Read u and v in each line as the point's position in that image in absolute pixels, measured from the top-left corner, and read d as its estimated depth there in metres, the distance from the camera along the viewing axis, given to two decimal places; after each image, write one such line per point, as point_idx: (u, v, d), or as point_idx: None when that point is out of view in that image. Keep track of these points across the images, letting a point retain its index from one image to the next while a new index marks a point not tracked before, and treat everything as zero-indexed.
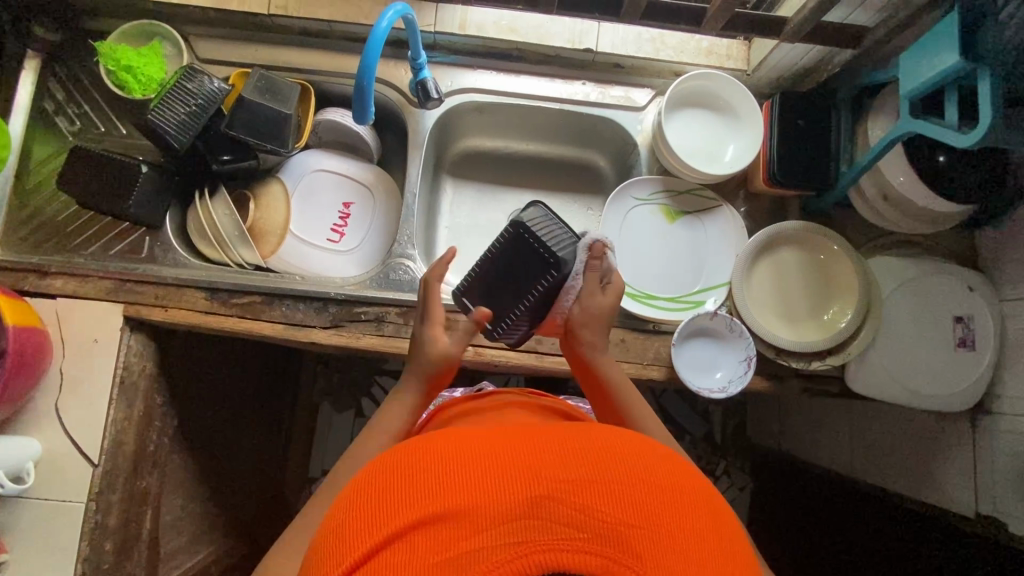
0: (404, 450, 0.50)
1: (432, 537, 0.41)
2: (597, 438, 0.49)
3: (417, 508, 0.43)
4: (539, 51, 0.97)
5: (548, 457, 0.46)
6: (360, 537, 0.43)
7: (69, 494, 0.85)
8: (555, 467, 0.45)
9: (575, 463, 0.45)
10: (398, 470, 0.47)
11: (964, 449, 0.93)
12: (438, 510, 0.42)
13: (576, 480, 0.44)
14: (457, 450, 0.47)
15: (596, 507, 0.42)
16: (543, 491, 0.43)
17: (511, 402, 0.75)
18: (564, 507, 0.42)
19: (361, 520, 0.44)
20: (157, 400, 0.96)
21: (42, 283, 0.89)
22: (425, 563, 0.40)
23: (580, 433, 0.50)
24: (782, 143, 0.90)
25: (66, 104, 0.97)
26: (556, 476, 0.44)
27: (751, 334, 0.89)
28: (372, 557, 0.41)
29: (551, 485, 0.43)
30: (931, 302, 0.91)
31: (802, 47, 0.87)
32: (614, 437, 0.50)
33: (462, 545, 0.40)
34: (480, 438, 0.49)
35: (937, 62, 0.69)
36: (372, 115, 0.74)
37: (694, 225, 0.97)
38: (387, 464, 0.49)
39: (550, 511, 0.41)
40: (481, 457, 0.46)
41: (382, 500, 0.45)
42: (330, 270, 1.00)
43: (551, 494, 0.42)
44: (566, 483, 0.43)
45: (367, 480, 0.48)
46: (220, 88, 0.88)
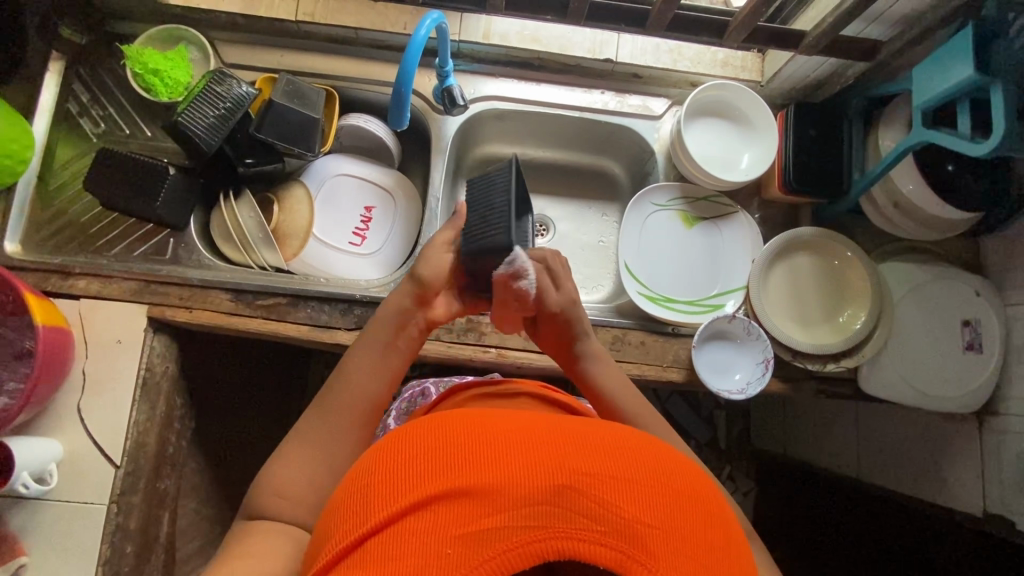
0: (427, 423, 0.50)
1: (453, 511, 0.41)
2: (620, 436, 0.49)
3: (440, 481, 0.43)
4: (560, 61, 1.00)
5: (574, 447, 0.45)
6: (381, 502, 0.43)
7: (92, 496, 0.84)
8: (579, 458, 0.44)
9: (597, 457, 0.45)
10: (422, 442, 0.47)
11: (972, 450, 0.96)
12: (462, 486, 0.42)
13: (598, 473, 0.43)
14: (482, 429, 0.47)
15: (616, 503, 0.41)
16: (566, 479, 0.42)
17: (528, 392, 0.73)
18: (586, 498, 0.41)
19: (383, 488, 0.44)
20: (177, 402, 0.96)
21: (65, 284, 0.89)
22: (444, 536, 0.40)
23: (604, 430, 0.50)
24: (797, 152, 0.93)
25: (91, 105, 0.97)
26: (581, 467, 0.43)
27: (769, 336, 0.91)
28: (392, 523, 0.41)
29: (575, 474, 0.43)
30: (940, 306, 0.94)
31: (816, 60, 0.90)
32: (637, 437, 0.50)
33: (483, 522, 0.40)
34: (509, 422, 0.49)
35: (950, 76, 0.72)
36: (407, 120, 0.76)
37: (711, 231, 0.99)
38: (410, 435, 0.49)
39: (572, 501, 0.41)
40: (506, 439, 0.46)
41: (405, 469, 0.45)
42: (353, 272, 1.01)
43: (574, 483, 0.42)
44: (588, 474, 0.43)
45: (389, 449, 0.48)
46: (248, 92, 0.89)
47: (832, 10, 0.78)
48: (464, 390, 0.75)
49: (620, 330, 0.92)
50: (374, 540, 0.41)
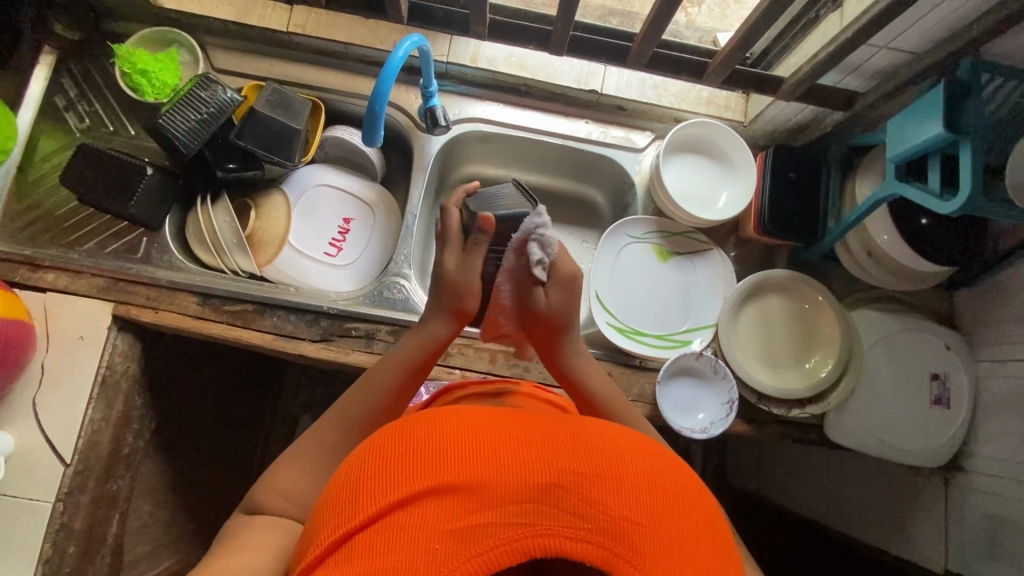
0: (413, 415, 0.48)
1: (441, 507, 0.40)
2: (607, 433, 0.48)
3: (427, 477, 0.42)
4: (546, 88, 1.01)
5: (561, 444, 0.45)
6: (367, 498, 0.41)
7: (38, 493, 0.83)
8: (566, 455, 0.44)
9: (584, 456, 0.44)
10: (409, 434, 0.45)
11: (936, 504, 0.95)
12: (451, 482, 0.41)
13: (584, 471, 0.43)
14: (470, 423, 0.46)
15: (602, 501, 0.41)
16: (554, 477, 0.42)
17: (520, 393, 0.74)
18: (570, 496, 0.41)
19: (370, 482, 0.43)
20: (137, 402, 0.95)
21: (33, 276, 0.89)
22: (433, 531, 0.39)
23: (590, 424, 0.49)
24: (772, 195, 0.93)
25: (77, 101, 0.98)
26: (566, 465, 0.43)
27: (735, 377, 0.91)
28: (379, 521, 0.40)
29: (561, 473, 0.42)
30: (911, 357, 0.94)
31: (795, 106, 0.91)
32: (624, 433, 0.49)
33: (471, 518, 0.40)
34: (496, 416, 0.48)
35: (922, 132, 0.73)
36: (381, 137, 0.76)
37: (685, 266, 0.99)
38: (397, 427, 0.47)
39: (558, 500, 0.41)
40: (494, 434, 0.45)
41: (394, 462, 0.43)
42: (326, 284, 1.01)
43: (562, 482, 0.42)
44: (578, 473, 0.42)
45: (375, 442, 0.47)
46: (232, 99, 0.90)
47: (810, 58, 0.78)
48: (457, 389, 0.74)
49: None
50: (361, 537, 0.40)
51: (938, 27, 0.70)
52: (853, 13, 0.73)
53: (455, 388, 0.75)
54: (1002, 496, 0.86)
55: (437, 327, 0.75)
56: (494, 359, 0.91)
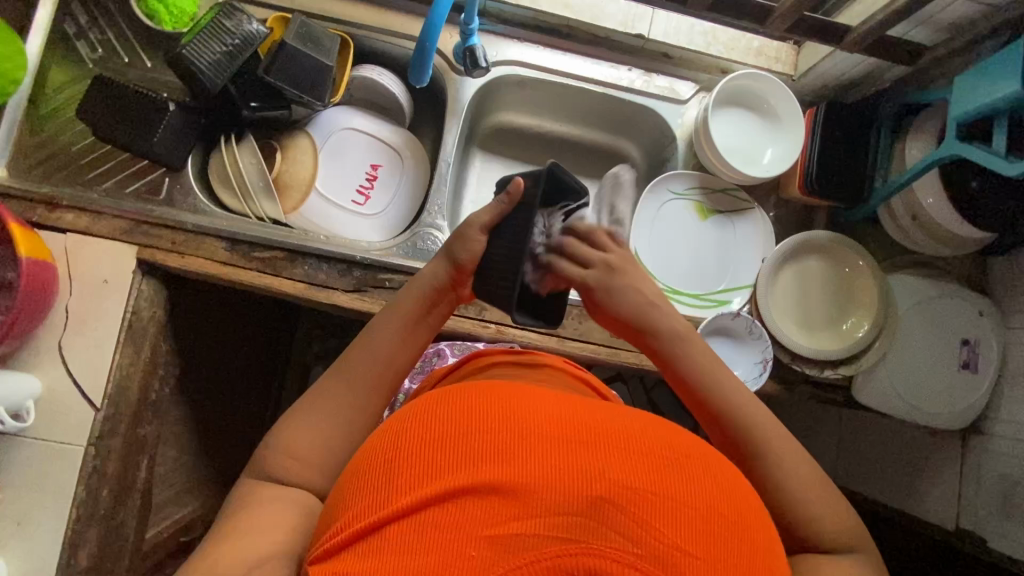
0: (459, 395, 0.46)
1: (481, 509, 0.38)
2: (666, 440, 0.44)
3: (468, 475, 0.40)
4: (589, 31, 0.95)
5: (615, 452, 0.41)
6: (408, 483, 0.40)
7: (70, 437, 0.82)
8: (621, 465, 0.40)
9: (641, 470, 0.41)
10: (453, 418, 0.43)
11: (952, 465, 0.98)
12: (494, 483, 0.39)
13: (641, 488, 0.39)
14: (523, 416, 0.43)
15: (655, 524, 0.38)
16: (604, 490, 0.39)
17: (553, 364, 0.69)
18: (624, 515, 0.38)
19: (411, 463, 0.41)
20: (163, 347, 0.93)
21: (52, 216, 0.85)
22: (472, 535, 0.37)
23: (647, 429, 0.45)
24: (820, 153, 0.91)
25: (88, 28, 0.91)
26: (620, 477, 0.40)
27: (771, 338, 0.91)
28: (418, 511, 0.38)
29: (614, 486, 0.39)
30: (944, 323, 0.94)
31: (853, 60, 0.88)
32: (686, 447, 0.45)
33: (510, 525, 0.37)
34: (550, 408, 0.45)
35: (992, 91, 0.71)
36: (428, 77, 0.71)
37: (725, 224, 0.97)
38: (440, 407, 0.45)
39: (609, 517, 0.38)
40: (543, 431, 0.42)
41: (434, 448, 0.42)
42: (355, 233, 0.98)
43: (613, 495, 0.39)
44: (631, 488, 0.39)
45: (416, 419, 0.45)
46: (258, 31, 0.84)
47: (883, 6, 0.74)
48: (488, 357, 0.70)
49: None
50: (396, 525, 0.38)
51: None
52: None
53: (485, 355, 0.72)
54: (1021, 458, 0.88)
55: (436, 273, 0.68)
56: None
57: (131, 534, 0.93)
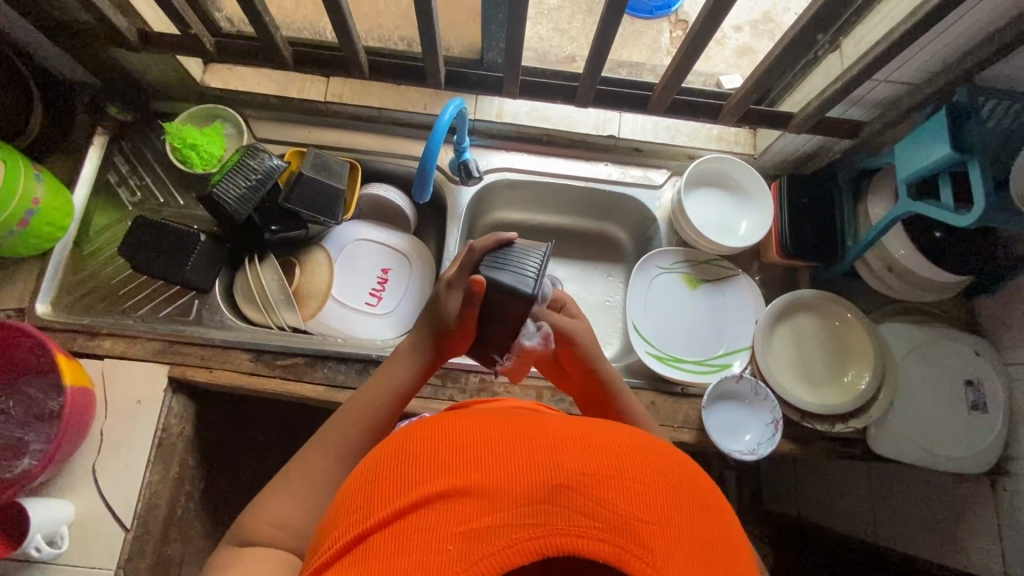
0: (420, 424, 0.48)
1: (449, 510, 0.39)
2: (619, 434, 0.47)
3: (438, 481, 0.41)
4: (566, 136, 1.08)
5: (570, 447, 0.43)
6: (384, 499, 0.42)
7: (99, 561, 0.83)
8: (576, 456, 0.42)
9: (594, 457, 0.43)
10: (421, 439, 0.45)
11: (987, 509, 0.96)
12: (459, 485, 0.40)
13: (596, 472, 0.41)
14: (484, 428, 0.45)
15: (613, 500, 0.40)
16: (562, 478, 0.40)
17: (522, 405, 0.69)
18: (583, 496, 0.40)
19: (385, 484, 0.43)
20: (190, 462, 0.96)
21: (91, 344, 0.92)
22: (446, 532, 0.38)
23: (598, 427, 0.48)
24: (791, 221, 0.99)
25: (129, 176, 1.04)
26: (576, 466, 0.41)
27: (777, 397, 0.93)
28: (395, 522, 0.40)
29: (571, 474, 0.41)
30: (945, 366, 0.96)
31: (802, 138, 0.99)
32: (635, 435, 0.47)
33: (480, 520, 0.39)
34: (508, 422, 0.47)
35: (930, 154, 0.79)
36: (430, 191, 0.80)
37: (714, 292, 1.03)
38: (408, 434, 0.47)
39: (569, 499, 0.39)
40: (502, 439, 0.44)
41: (404, 467, 0.43)
42: (369, 333, 1.04)
43: (570, 482, 0.40)
44: (588, 474, 0.41)
45: (384, 453, 0.47)
46: (277, 165, 0.96)
47: (818, 94, 0.85)
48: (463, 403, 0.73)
49: (629, 389, 0.94)
50: (376, 537, 0.40)
51: (933, 59, 0.77)
52: (853, 55, 0.80)
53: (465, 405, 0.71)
54: None
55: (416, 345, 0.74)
56: (540, 395, 0.94)
57: None
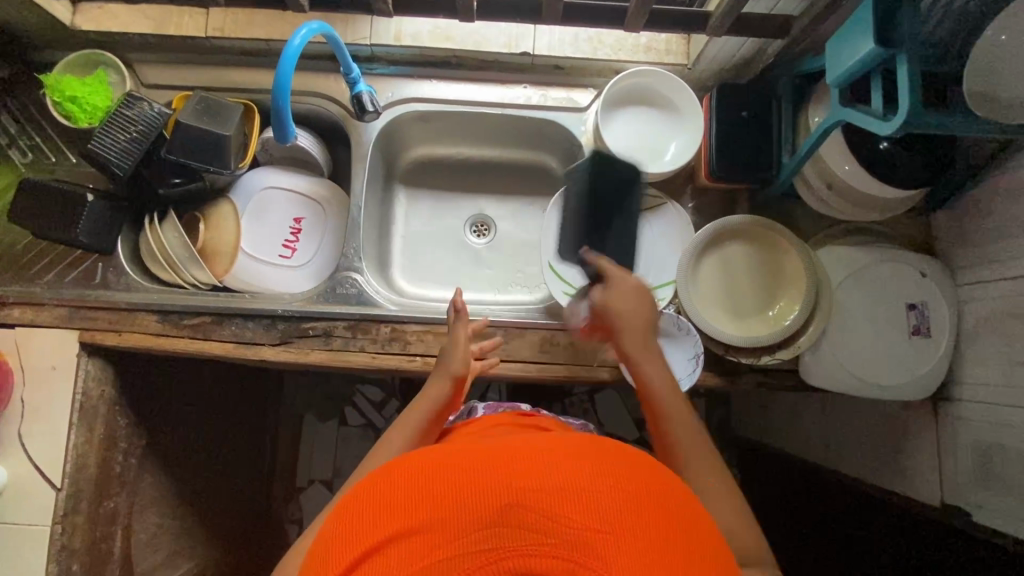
0: (383, 468, 0.52)
1: (409, 548, 0.44)
2: (569, 451, 0.51)
3: (395, 523, 0.46)
4: (477, 57, 0.98)
5: (519, 467, 0.48)
6: (346, 547, 0.46)
7: (36, 518, 0.88)
8: (526, 475, 0.47)
9: (542, 474, 0.47)
10: (381, 485, 0.50)
11: (928, 435, 0.93)
12: (414, 524, 0.45)
13: (543, 487, 0.46)
14: (440, 463, 0.50)
15: (561, 512, 0.44)
16: (512, 498, 0.45)
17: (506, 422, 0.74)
18: (532, 512, 0.44)
19: (348, 530, 0.47)
20: (121, 422, 0.98)
21: (1, 314, 0.92)
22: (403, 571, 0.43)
23: (549, 445, 0.52)
24: (721, 136, 0.89)
25: (18, 137, 0.98)
26: (526, 484, 0.46)
27: (698, 331, 0.88)
28: (357, 567, 0.44)
29: (522, 493, 0.45)
30: (889, 290, 0.89)
31: (732, 43, 0.88)
32: (589, 448, 0.52)
33: (434, 553, 0.43)
34: (463, 452, 0.51)
35: (855, 51, 0.68)
36: (292, 133, 0.73)
37: (641, 224, 0.96)
38: (372, 480, 0.51)
39: (519, 518, 0.44)
40: (456, 471, 0.48)
41: (365, 514, 0.47)
42: (284, 286, 1.01)
43: (521, 501, 0.44)
44: (539, 490, 0.45)
45: (350, 499, 0.51)
46: (161, 112, 0.90)
47: None
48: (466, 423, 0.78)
49: (547, 331, 0.90)
50: None
51: None
52: None
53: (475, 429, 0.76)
54: (990, 421, 0.82)
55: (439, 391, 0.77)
56: None
57: None
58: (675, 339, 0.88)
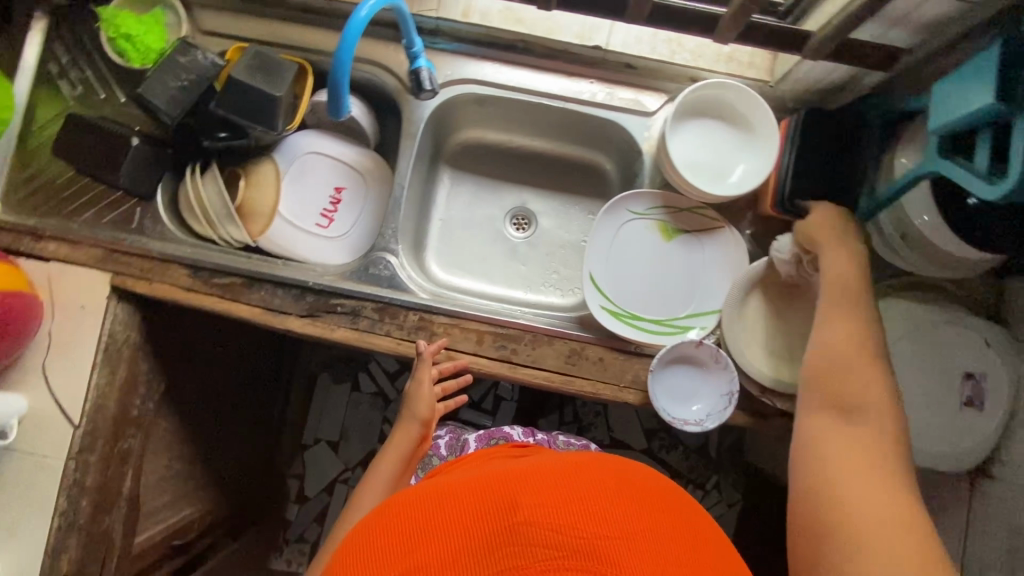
0: (381, 518, 0.51)
1: None
2: (566, 471, 0.50)
3: (402, 565, 0.44)
4: (545, 44, 0.92)
5: (521, 490, 0.47)
6: None
7: (51, 451, 0.89)
8: (528, 496, 0.46)
9: (544, 494, 0.46)
10: (380, 535, 0.48)
11: (959, 509, 0.88)
12: (422, 563, 0.43)
13: (548, 506, 0.45)
14: (438, 503, 0.49)
15: (572, 526, 0.43)
16: (519, 520, 0.44)
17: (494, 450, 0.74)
18: (542, 530, 0.43)
19: None
20: (142, 367, 0.99)
21: (37, 246, 0.91)
22: None
23: (543, 469, 0.51)
24: (799, 165, 0.82)
25: (69, 67, 0.96)
26: (532, 504, 0.45)
27: (737, 367, 0.84)
28: None
29: (529, 513, 0.44)
30: (947, 354, 0.84)
31: (826, 66, 0.81)
32: (583, 468, 0.51)
33: None
34: (461, 488, 0.50)
35: (966, 103, 0.61)
36: (347, 109, 0.70)
37: (692, 245, 0.91)
38: (370, 532, 0.49)
39: (530, 536, 0.42)
40: (457, 507, 0.47)
41: (368, 564, 0.45)
42: (317, 256, 0.99)
43: (529, 521, 0.43)
44: (545, 508, 0.44)
45: (350, 556, 0.48)
46: (214, 64, 0.87)
47: (843, 9, 0.67)
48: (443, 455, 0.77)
49: (577, 343, 0.87)
50: None
51: None
52: None
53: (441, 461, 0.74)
54: None
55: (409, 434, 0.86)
56: (480, 340, 0.88)
57: (119, 539, 0.99)
58: (713, 372, 0.84)
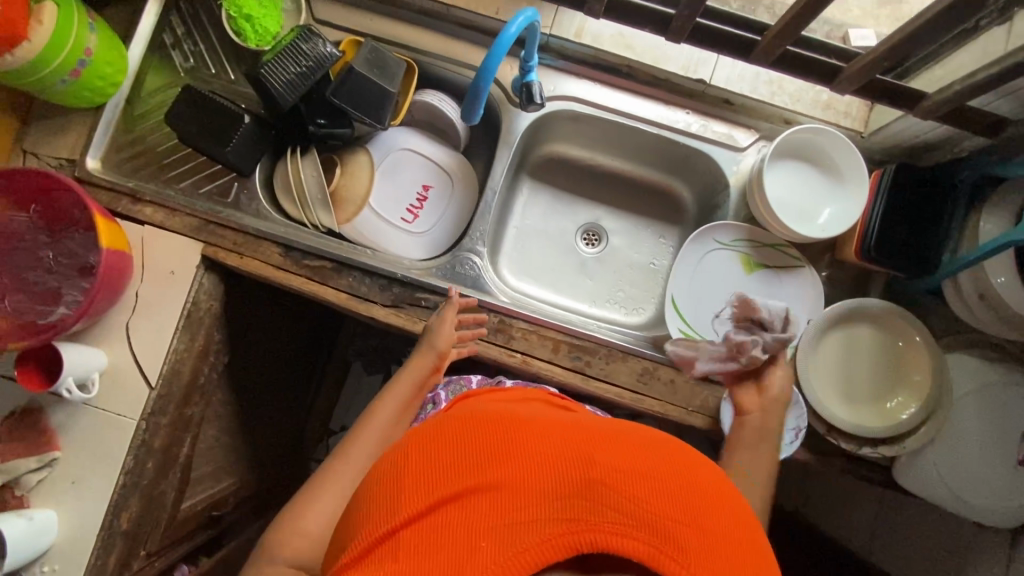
0: (448, 425, 0.49)
1: (485, 503, 0.40)
2: (646, 443, 0.46)
3: (467, 479, 0.42)
4: (649, 72, 0.96)
5: (601, 449, 0.44)
6: (412, 494, 0.42)
7: (125, 410, 0.90)
8: (607, 455, 0.43)
9: (623, 458, 0.43)
10: (447, 443, 0.46)
11: None
12: (485, 481, 0.41)
13: (626, 470, 0.41)
14: (511, 432, 0.46)
15: (644, 498, 0.40)
16: (594, 475, 0.41)
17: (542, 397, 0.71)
18: (615, 494, 0.39)
19: (410, 482, 0.43)
20: (215, 337, 1.01)
21: (134, 208, 0.93)
22: (475, 529, 0.38)
23: (620, 434, 0.47)
24: (885, 217, 0.86)
25: (184, 40, 1.00)
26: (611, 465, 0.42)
27: (807, 406, 0.86)
28: (421, 518, 0.40)
29: (605, 472, 0.41)
30: (1008, 414, 0.86)
31: (925, 125, 0.84)
32: (664, 446, 0.47)
33: (508, 514, 0.39)
34: (534, 426, 0.48)
35: None
36: (479, 114, 0.72)
37: (771, 280, 0.94)
38: (433, 435, 0.48)
39: (601, 495, 0.39)
40: (529, 443, 0.44)
41: (429, 467, 0.44)
42: (400, 249, 1.01)
43: (603, 479, 0.40)
44: (620, 472, 0.41)
45: (409, 452, 0.47)
46: (332, 54, 0.90)
47: (966, 76, 0.71)
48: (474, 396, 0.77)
49: (651, 363, 0.90)
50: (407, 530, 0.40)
51: None
52: None
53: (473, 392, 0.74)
54: None
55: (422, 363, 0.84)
56: (556, 348, 0.90)
57: (169, 505, 1.00)
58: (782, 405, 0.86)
